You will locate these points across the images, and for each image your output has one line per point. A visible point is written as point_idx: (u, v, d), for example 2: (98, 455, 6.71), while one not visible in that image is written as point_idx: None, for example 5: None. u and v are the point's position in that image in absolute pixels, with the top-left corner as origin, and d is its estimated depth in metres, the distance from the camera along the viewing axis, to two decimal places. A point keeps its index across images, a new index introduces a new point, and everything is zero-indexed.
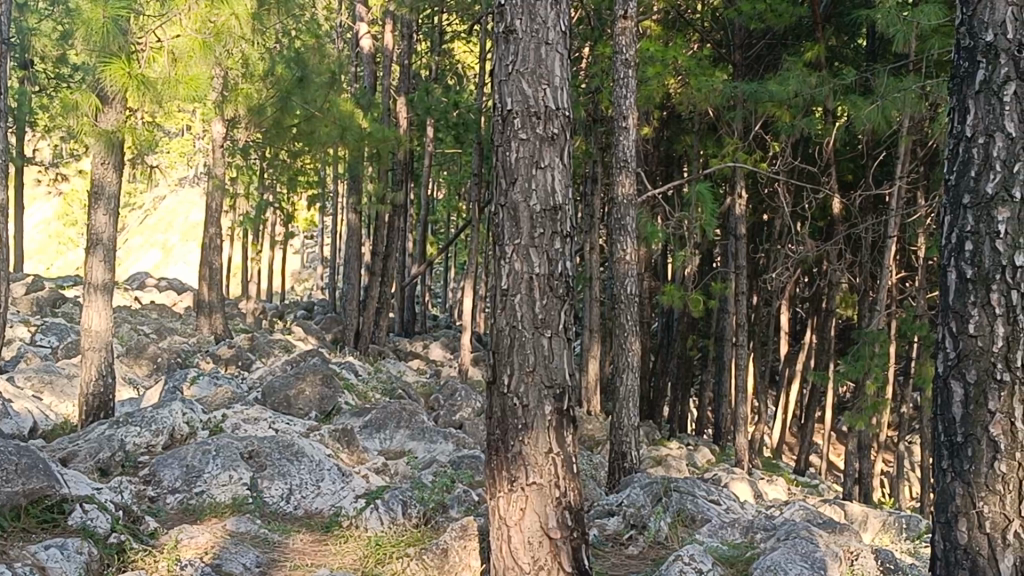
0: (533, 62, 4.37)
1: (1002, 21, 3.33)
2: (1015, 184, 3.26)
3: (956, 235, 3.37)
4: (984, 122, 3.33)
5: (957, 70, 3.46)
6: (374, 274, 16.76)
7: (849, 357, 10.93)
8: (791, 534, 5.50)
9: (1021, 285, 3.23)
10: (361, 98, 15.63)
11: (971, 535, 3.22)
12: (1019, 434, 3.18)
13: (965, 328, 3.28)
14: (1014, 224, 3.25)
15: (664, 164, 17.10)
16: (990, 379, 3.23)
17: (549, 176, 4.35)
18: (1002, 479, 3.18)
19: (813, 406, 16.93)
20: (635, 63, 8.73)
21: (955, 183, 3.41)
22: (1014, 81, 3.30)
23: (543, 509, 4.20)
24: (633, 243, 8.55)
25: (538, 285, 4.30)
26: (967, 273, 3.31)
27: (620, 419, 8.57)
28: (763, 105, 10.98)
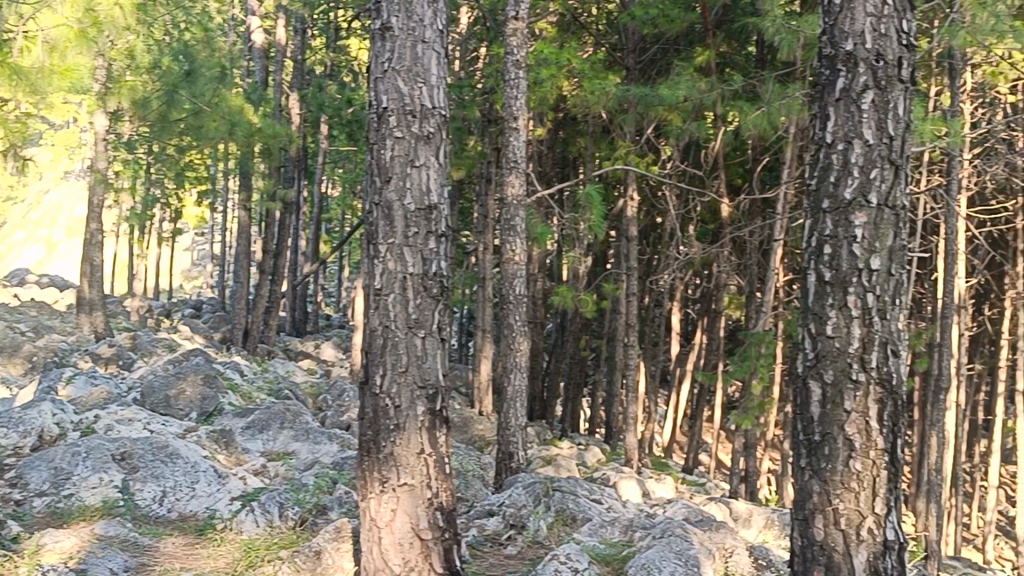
0: (409, 61, 4.35)
1: (861, 31, 3.42)
2: (871, 190, 3.37)
3: (816, 239, 3.46)
4: (843, 129, 3.42)
5: (819, 78, 3.55)
6: (263, 272, 16.51)
7: (736, 358, 11.11)
8: (665, 532, 5.55)
9: (876, 288, 3.34)
10: (251, 92, 15.35)
11: (827, 532, 3.30)
12: (872, 433, 3.28)
13: (823, 330, 3.37)
14: (869, 229, 3.36)
15: (558, 165, 17.23)
16: (846, 378, 3.32)
17: (424, 175, 4.34)
18: (856, 476, 3.28)
19: (702, 406, 17.20)
20: (526, 65, 8.75)
21: (816, 187, 3.49)
22: (871, 90, 3.39)
23: (414, 511, 4.19)
24: (521, 242, 8.56)
25: (411, 285, 4.28)
26: (825, 275, 3.40)
27: (507, 419, 8.54)
28: (654, 109, 11.10)
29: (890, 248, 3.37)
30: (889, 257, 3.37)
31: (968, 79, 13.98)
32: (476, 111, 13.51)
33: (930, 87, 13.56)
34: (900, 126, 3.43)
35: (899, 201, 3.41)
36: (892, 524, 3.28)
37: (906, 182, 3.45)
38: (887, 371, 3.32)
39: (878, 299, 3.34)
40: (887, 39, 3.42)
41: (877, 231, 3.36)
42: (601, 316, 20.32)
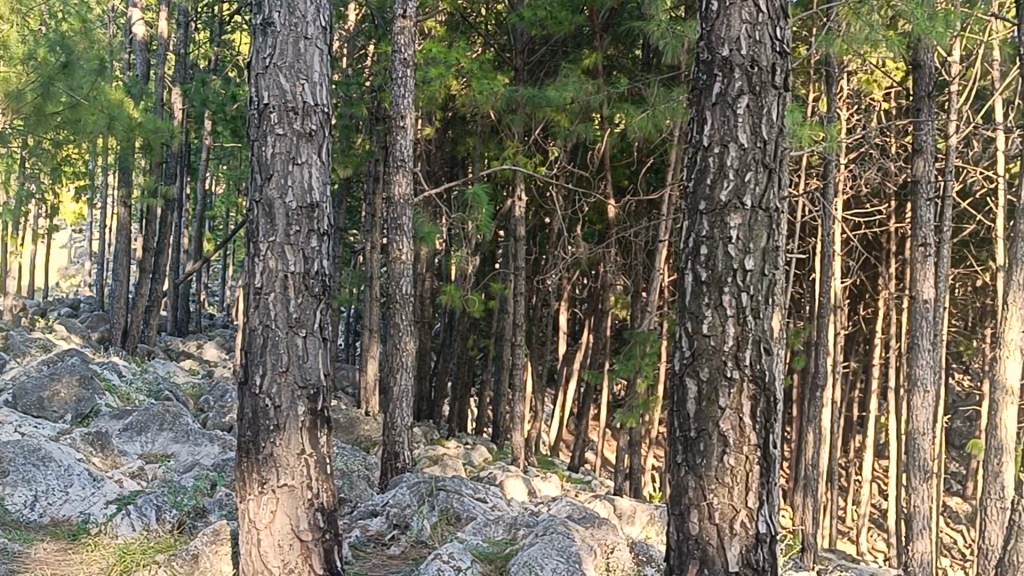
0: (291, 57, 4.31)
1: (737, 38, 3.51)
2: (746, 192, 3.45)
3: (693, 240, 3.53)
4: (720, 133, 3.50)
5: (697, 82, 3.62)
6: (144, 270, 16.12)
7: (621, 357, 11.25)
8: (548, 528, 5.60)
9: (749, 287, 3.43)
10: (132, 86, 14.97)
11: (702, 526, 3.37)
12: (745, 430, 3.37)
13: (699, 328, 3.44)
14: (744, 230, 3.44)
15: (446, 164, 17.22)
16: (721, 376, 3.40)
17: (306, 173, 4.30)
18: (730, 471, 3.36)
19: (588, 404, 17.39)
20: (413, 62, 8.72)
21: (693, 189, 3.56)
22: (747, 95, 3.48)
23: (295, 512, 4.15)
24: (408, 242, 8.53)
25: (292, 284, 4.23)
26: (702, 275, 3.47)
27: (393, 419, 8.50)
28: (541, 110, 11.17)
29: (764, 249, 3.46)
30: (763, 257, 3.47)
31: (844, 86, 14.43)
32: (364, 109, 13.41)
33: (807, 94, 13.96)
34: (773, 131, 3.54)
35: (773, 204, 3.50)
36: (764, 518, 3.37)
37: (778, 185, 3.56)
38: (760, 369, 3.42)
39: (752, 299, 3.43)
40: (761, 46, 3.51)
41: (752, 232, 3.44)
42: (489, 315, 20.39)
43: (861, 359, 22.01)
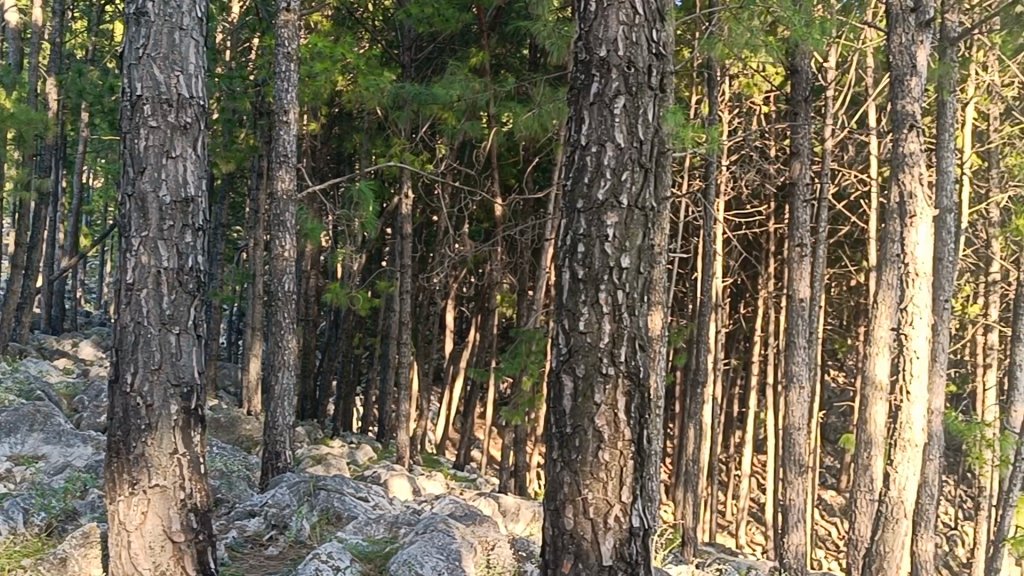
0: (165, 48, 4.21)
1: (615, 39, 3.56)
2: (622, 191, 3.51)
3: (570, 237, 3.56)
4: (597, 132, 3.55)
5: (574, 82, 3.65)
6: (15, 266, 15.54)
7: (507, 355, 11.29)
8: (428, 527, 5.58)
9: (625, 285, 3.49)
10: (3, 75, 14.42)
11: (576, 521, 3.40)
12: (619, 425, 3.42)
13: (576, 326, 3.47)
14: (620, 229, 3.50)
15: (332, 160, 17.04)
16: (597, 372, 3.44)
17: (180, 167, 4.21)
18: (605, 465, 3.41)
19: (474, 402, 17.42)
20: (297, 57, 8.59)
21: (571, 188, 3.59)
22: (624, 96, 3.55)
23: (167, 513, 4.06)
24: (291, 238, 8.40)
25: (166, 280, 4.14)
26: (578, 273, 3.50)
27: (274, 418, 8.37)
28: (428, 107, 11.13)
29: (640, 247, 3.53)
30: (638, 255, 3.53)
31: (725, 89, 14.74)
32: (248, 103, 13.16)
33: (689, 96, 14.20)
34: (648, 132, 3.61)
35: (648, 202, 3.57)
36: (637, 512, 3.44)
37: (653, 185, 3.63)
38: (634, 365, 3.48)
39: (628, 296, 3.49)
40: (638, 48, 3.58)
41: (627, 231, 3.50)
42: (374, 313, 20.27)
43: (741, 356, 22.53)
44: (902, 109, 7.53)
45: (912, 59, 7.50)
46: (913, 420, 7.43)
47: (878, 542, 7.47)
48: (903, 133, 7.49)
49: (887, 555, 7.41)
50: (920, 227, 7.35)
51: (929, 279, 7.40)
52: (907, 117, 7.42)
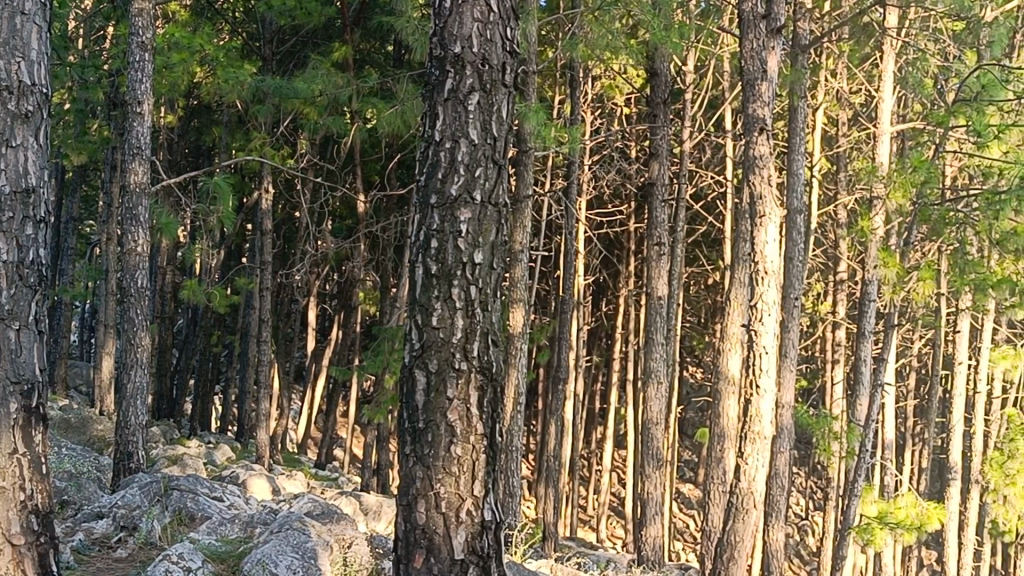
0: (6, 33, 4.07)
1: (469, 35, 3.61)
2: (476, 187, 3.56)
3: (424, 233, 3.57)
4: (450, 128, 3.57)
5: (428, 77, 3.67)
6: None
7: (369, 353, 11.21)
8: (283, 526, 5.52)
9: (478, 280, 3.54)
10: None
11: (428, 516, 3.43)
12: (472, 420, 3.48)
13: (429, 321, 3.48)
14: (473, 224, 3.55)
15: (189, 154, 16.63)
16: (449, 367, 3.48)
17: (22, 156, 4.07)
18: (457, 460, 3.46)
19: (336, 400, 17.26)
20: (152, 47, 8.35)
21: (424, 183, 3.60)
22: (478, 92, 3.59)
23: (5, 515, 3.90)
24: (144, 233, 8.16)
25: (4, 273, 3.99)
26: (431, 269, 3.52)
27: (127, 418, 8.11)
28: (289, 101, 10.96)
29: (492, 243, 3.59)
30: (491, 251, 3.60)
31: (587, 89, 14.92)
32: (101, 94, 12.74)
33: (552, 96, 14.33)
34: (501, 128, 3.67)
35: (500, 198, 3.63)
36: (489, 505, 3.50)
37: (506, 181, 3.69)
38: (486, 360, 3.54)
39: (480, 291, 3.55)
40: (492, 44, 3.64)
41: (480, 226, 3.56)
42: (234, 311, 19.89)
43: (602, 353, 22.87)
44: (753, 113, 7.74)
45: (762, 64, 7.74)
46: (763, 413, 7.65)
47: (729, 533, 7.68)
48: (753, 136, 7.71)
49: (737, 545, 7.63)
50: (769, 226, 7.59)
51: (777, 277, 7.65)
52: (758, 120, 7.63)
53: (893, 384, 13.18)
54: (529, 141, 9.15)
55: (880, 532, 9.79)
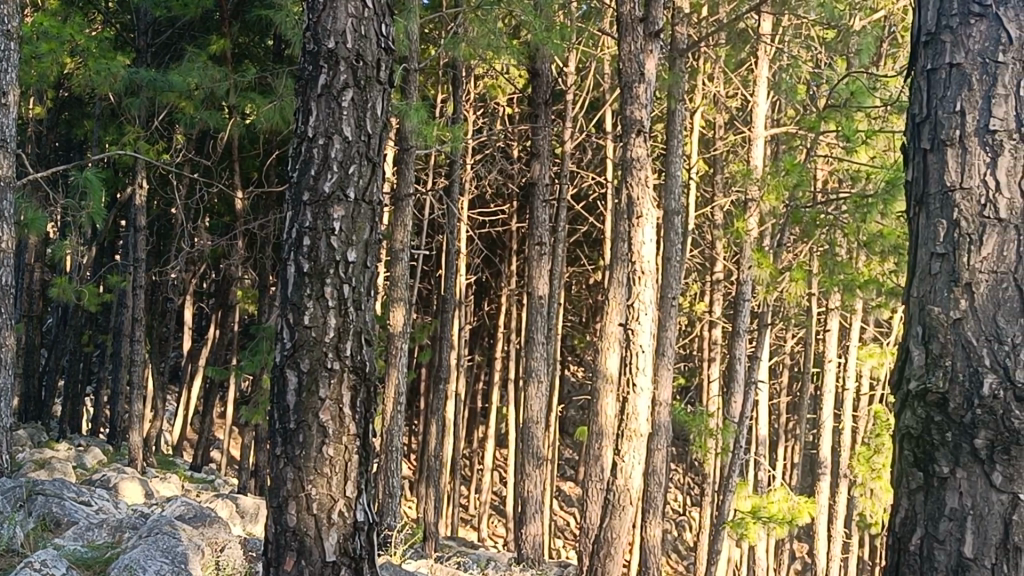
0: None
1: (343, 30, 3.66)
2: (349, 184, 3.61)
3: (295, 231, 3.60)
4: (324, 125, 3.62)
5: (302, 72, 3.69)
6: None
7: (248, 352, 11.02)
8: (153, 530, 5.39)
9: (350, 279, 3.58)
10: None
11: (299, 518, 3.45)
12: (345, 420, 3.52)
13: (301, 320, 3.50)
14: (346, 222, 3.60)
15: (59, 147, 16.10)
16: (321, 367, 3.50)
17: None
18: (328, 461, 3.49)
19: (212, 401, 16.93)
20: (19, 35, 8.02)
21: (297, 180, 3.63)
22: (351, 89, 3.65)
23: None
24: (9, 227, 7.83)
25: None
26: (304, 266, 3.54)
27: None
28: (164, 95, 10.69)
29: (365, 241, 3.64)
30: (364, 249, 3.66)
31: (470, 89, 14.92)
32: None
33: (434, 95, 14.28)
34: (375, 125, 3.74)
35: (373, 195, 3.70)
36: (361, 506, 3.56)
37: (380, 179, 3.75)
38: (358, 359, 3.58)
39: (353, 290, 3.59)
40: (366, 41, 3.71)
41: (354, 224, 3.61)
42: (105, 309, 19.33)
43: (484, 352, 22.93)
44: (631, 114, 7.82)
45: (639, 67, 7.85)
46: (640, 412, 7.76)
47: (605, 529, 7.72)
48: (630, 137, 7.80)
49: (614, 542, 7.68)
50: (647, 227, 7.75)
51: (654, 277, 7.78)
52: (636, 122, 7.73)
53: (768, 382, 13.51)
54: (410, 139, 9.10)
55: (754, 526, 10.04)
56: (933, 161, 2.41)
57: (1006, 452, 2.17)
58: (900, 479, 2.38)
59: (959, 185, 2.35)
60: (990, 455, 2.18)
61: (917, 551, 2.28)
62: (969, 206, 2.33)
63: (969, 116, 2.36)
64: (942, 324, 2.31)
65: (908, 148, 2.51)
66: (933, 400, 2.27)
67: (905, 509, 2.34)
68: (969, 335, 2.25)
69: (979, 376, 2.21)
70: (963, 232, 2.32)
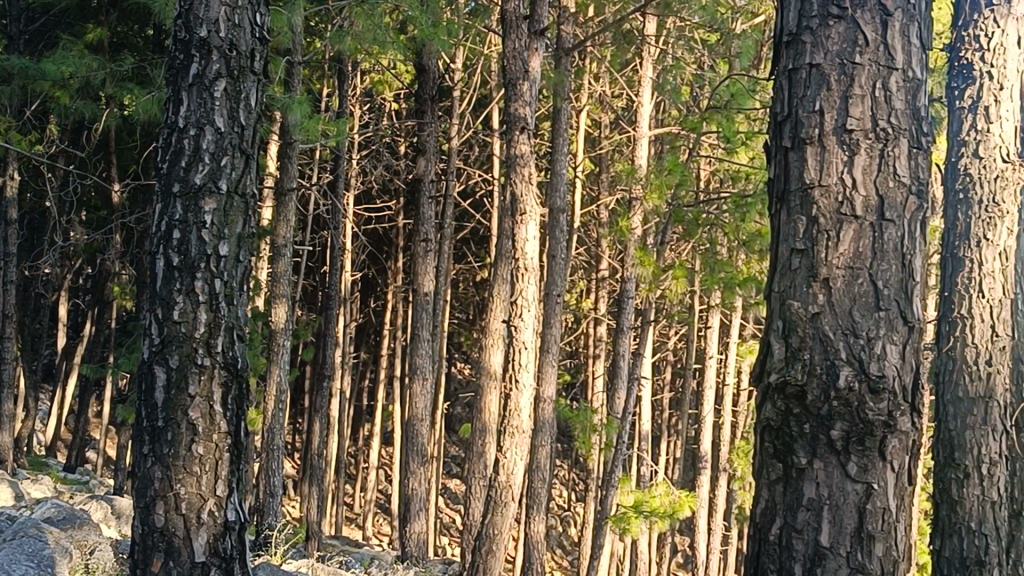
0: None
1: (216, 19, 3.76)
2: (222, 176, 3.71)
3: (165, 223, 3.65)
4: (195, 115, 3.70)
5: (172, 61, 3.77)
6: None
7: (124, 349, 10.78)
8: (18, 533, 5.22)
9: (222, 273, 3.69)
10: None
11: (167, 517, 3.53)
12: (215, 418, 3.61)
13: (170, 315, 3.58)
14: (218, 215, 3.69)
15: None
16: (190, 363, 3.58)
17: None
18: (197, 460, 3.58)
19: (88, 400, 16.48)
20: None
21: (165, 171, 3.69)
22: (223, 79, 3.76)
23: None
24: None
25: None
26: (173, 260, 3.61)
27: None
28: (37, 84, 10.36)
29: (237, 235, 3.75)
30: (237, 242, 3.76)
31: (355, 84, 14.83)
32: None
33: (319, 90, 14.11)
34: (248, 116, 3.85)
35: (243, 187, 3.80)
36: (232, 506, 3.68)
37: (252, 171, 3.87)
38: (229, 356, 3.69)
39: (224, 284, 3.69)
40: (240, 30, 3.82)
41: (225, 217, 3.71)
42: None
43: (370, 350, 22.83)
44: (514, 112, 7.84)
45: (524, 65, 7.87)
46: (522, 407, 7.78)
47: (486, 526, 7.69)
48: (514, 134, 7.82)
49: (495, 539, 7.66)
50: (529, 224, 7.76)
51: (536, 274, 7.83)
52: (520, 119, 7.75)
53: (649, 379, 13.75)
54: (292, 133, 9.01)
55: (636, 520, 10.16)
56: (793, 159, 2.49)
57: (860, 444, 2.29)
58: (759, 470, 2.45)
59: (817, 182, 2.43)
60: (846, 446, 2.29)
61: (777, 541, 2.36)
62: (825, 204, 2.41)
63: (827, 115, 2.44)
64: (801, 319, 2.38)
65: (769, 145, 2.58)
66: (792, 393, 2.35)
67: (765, 500, 2.41)
68: (826, 329, 2.34)
69: (835, 369, 2.31)
70: (822, 228, 2.40)
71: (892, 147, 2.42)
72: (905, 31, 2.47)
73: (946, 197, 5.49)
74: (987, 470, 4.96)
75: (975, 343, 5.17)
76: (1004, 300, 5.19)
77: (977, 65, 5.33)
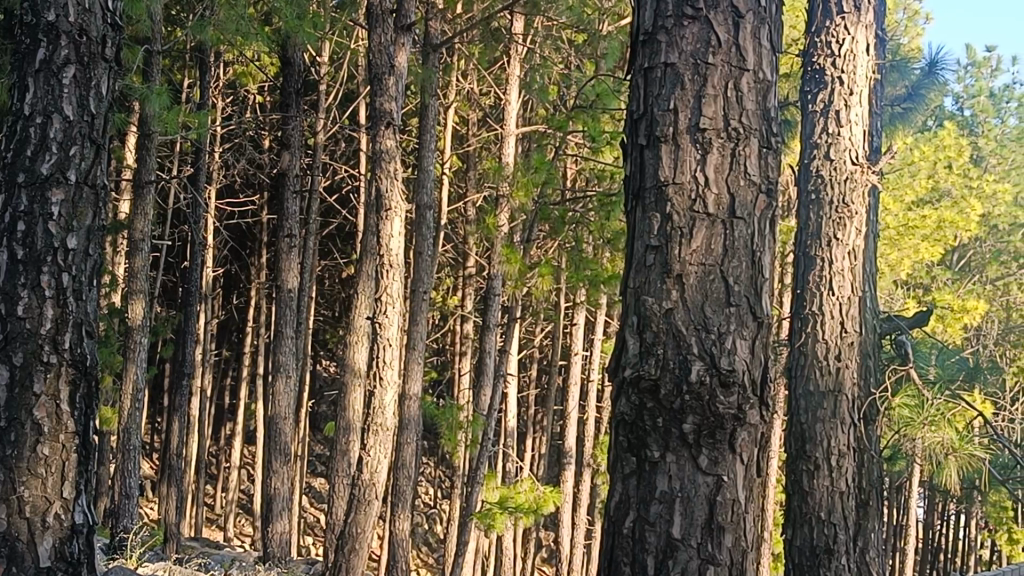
0: None
1: (65, 5, 3.64)
2: (71, 168, 3.60)
3: (8, 215, 3.51)
4: (42, 102, 3.57)
5: (18, 46, 3.65)
6: None
7: None
8: None
9: (70, 266, 3.56)
10: None
11: (10, 521, 3.37)
12: (62, 418, 3.49)
13: (13, 311, 3.44)
14: (66, 206, 3.57)
15: None
16: (36, 361, 3.45)
17: None
18: (42, 460, 3.45)
19: None
20: None
21: (10, 160, 3.55)
22: (73, 65, 3.64)
23: None
24: None
25: None
26: (18, 253, 3.47)
27: None
28: None
29: (87, 228, 3.63)
30: (87, 235, 3.64)
31: (218, 76, 14.49)
32: None
33: (179, 80, 13.73)
34: (98, 106, 3.74)
35: (94, 178, 3.69)
36: (80, 508, 3.55)
37: (102, 163, 3.75)
38: (78, 354, 3.56)
39: (72, 279, 3.56)
40: (90, 16, 3.71)
41: (74, 208, 3.59)
42: None
43: (232, 347, 22.36)
44: (380, 106, 7.77)
45: (389, 59, 7.80)
46: (386, 405, 7.71)
47: (350, 525, 7.60)
48: (380, 129, 7.74)
49: (358, 537, 7.59)
50: (395, 221, 7.71)
51: (401, 271, 7.77)
52: (385, 114, 7.68)
53: (514, 376, 13.82)
54: (150, 124, 8.73)
55: (500, 516, 10.20)
56: (648, 157, 2.51)
57: (711, 437, 2.34)
58: (613, 463, 2.48)
59: (672, 180, 2.46)
60: (697, 439, 2.34)
61: (630, 534, 2.39)
62: (680, 201, 2.45)
63: (681, 114, 2.48)
64: (655, 314, 2.41)
65: (625, 142, 2.61)
66: (646, 387, 2.38)
67: (619, 494, 2.44)
68: (679, 325, 2.38)
69: (688, 364, 2.35)
70: (675, 226, 2.44)
71: (743, 147, 2.49)
72: (756, 33, 2.54)
73: (799, 197, 5.67)
74: (835, 462, 5.13)
75: (826, 339, 5.34)
76: (852, 297, 5.37)
77: (829, 70, 5.52)
